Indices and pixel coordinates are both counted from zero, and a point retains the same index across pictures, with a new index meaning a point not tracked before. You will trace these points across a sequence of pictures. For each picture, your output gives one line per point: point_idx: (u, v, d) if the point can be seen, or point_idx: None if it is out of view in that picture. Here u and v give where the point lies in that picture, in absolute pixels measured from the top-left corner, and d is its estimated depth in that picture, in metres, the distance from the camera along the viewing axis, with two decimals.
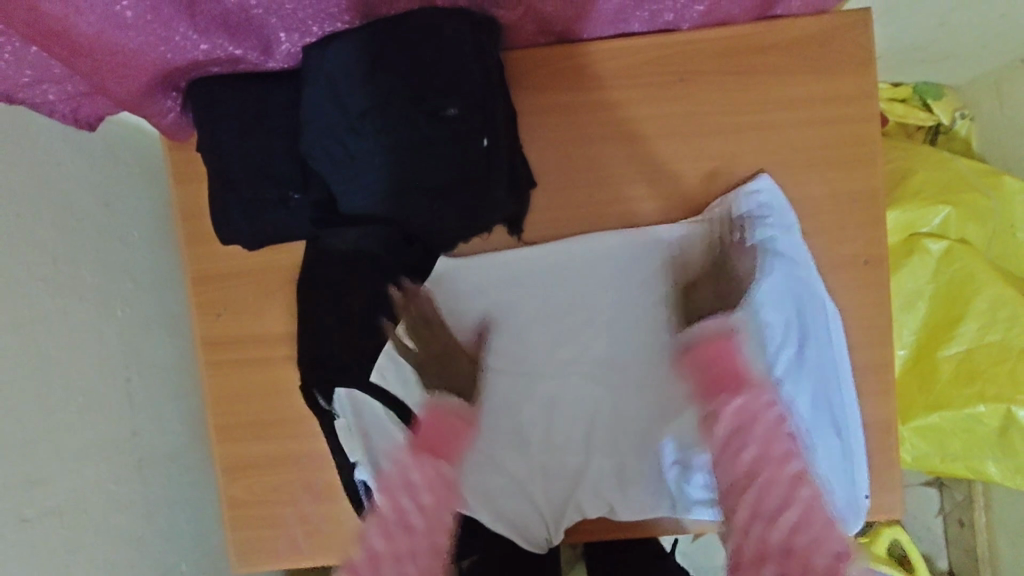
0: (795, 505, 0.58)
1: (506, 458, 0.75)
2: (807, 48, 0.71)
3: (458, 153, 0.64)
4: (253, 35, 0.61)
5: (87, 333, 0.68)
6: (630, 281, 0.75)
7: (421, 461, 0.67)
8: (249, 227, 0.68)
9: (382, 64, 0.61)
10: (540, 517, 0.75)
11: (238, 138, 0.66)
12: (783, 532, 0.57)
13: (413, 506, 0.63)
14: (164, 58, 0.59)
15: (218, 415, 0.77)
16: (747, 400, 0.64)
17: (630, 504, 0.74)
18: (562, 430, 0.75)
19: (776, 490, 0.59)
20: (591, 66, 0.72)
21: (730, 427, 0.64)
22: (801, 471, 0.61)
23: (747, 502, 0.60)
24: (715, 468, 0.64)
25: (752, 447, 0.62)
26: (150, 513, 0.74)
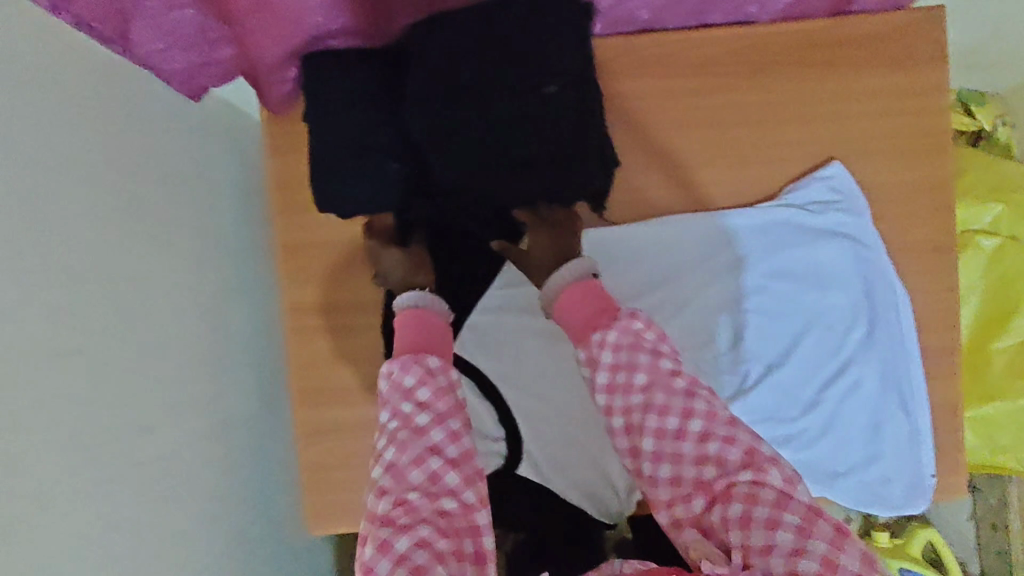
0: (694, 416, 0.55)
1: (581, 430, 0.78)
2: (881, 44, 0.75)
3: (554, 127, 0.67)
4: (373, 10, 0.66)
5: (187, 291, 0.71)
6: (710, 262, 0.76)
7: (411, 362, 0.62)
8: (345, 192, 0.71)
9: (491, 42, 0.66)
10: (611, 488, 0.78)
11: (345, 109, 0.69)
12: (694, 448, 0.54)
13: (415, 413, 0.60)
14: (299, 31, 0.66)
15: (300, 379, 0.79)
16: (623, 326, 0.60)
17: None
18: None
19: (675, 406, 0.56)
20: (674, 54, 0.75)
21: (614, 363, 0.59)
22: (688, 381, 0.57)
23: (649, 432, 0.56)
24: (612, 408, 0.59)
25: (639, 374, 0.58)
26: (232, 472, 0.76)
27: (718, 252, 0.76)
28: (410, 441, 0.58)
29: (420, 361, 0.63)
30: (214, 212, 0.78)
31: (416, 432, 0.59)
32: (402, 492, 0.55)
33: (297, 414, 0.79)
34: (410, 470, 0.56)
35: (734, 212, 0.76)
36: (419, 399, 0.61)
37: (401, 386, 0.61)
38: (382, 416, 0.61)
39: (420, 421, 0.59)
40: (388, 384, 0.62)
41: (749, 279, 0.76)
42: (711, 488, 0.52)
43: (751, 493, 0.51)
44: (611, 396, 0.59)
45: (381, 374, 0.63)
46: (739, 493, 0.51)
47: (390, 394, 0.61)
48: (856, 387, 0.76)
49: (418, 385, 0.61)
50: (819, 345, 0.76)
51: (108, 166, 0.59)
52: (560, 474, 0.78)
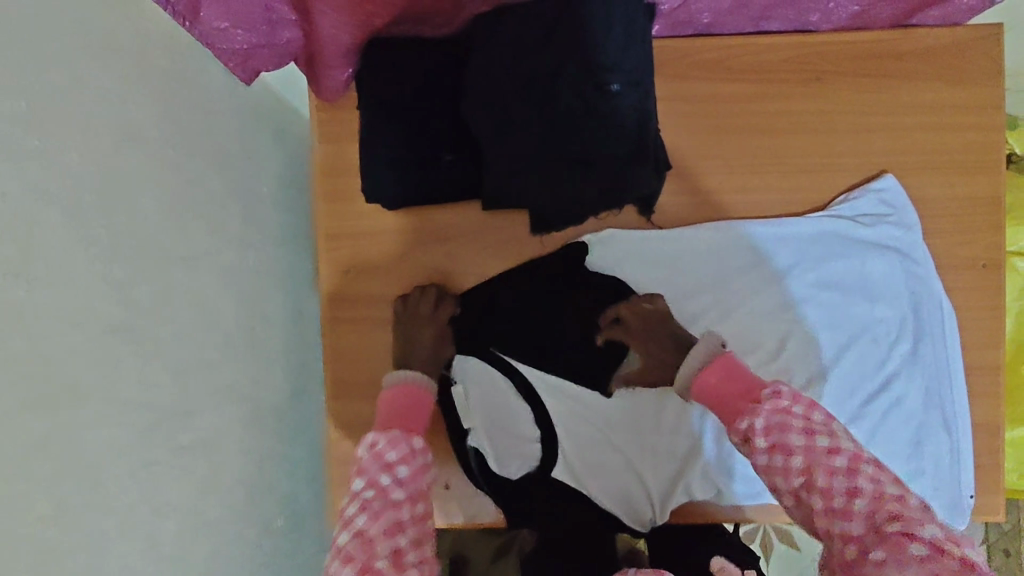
0: (860, 492, 0.50)
1: (619, 436, 0.77)
2: (940, 56, 0.74)
3: (617, 129, 0.65)
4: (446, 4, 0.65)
5: (229, 278, 0.70)
6: (757, 271, 0.76)
7: (398, 437, 0.62)
8: (398, 184, 0.71)
9: (558, 36, 0.63)
10: (646, 495, 0.77)
11: (402, 97, 0.69)
12: (857, 520, 0.49)
13: (391, 485, 0.59)
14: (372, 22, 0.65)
15: (337, 371, 0.78)
16: (773, 409, 0.56)
17: (734, 483, 0.77)
18: (673, 411, 0.77)
19: (836, 482, 0.51)
20: (732, 58, 0.75)
21: (771, 447, 0.55)
22: (848, 457, 0.52)
23: (816, 510, 0.51)
24: (778, 491, 0.55)
25: (796, 456, 0.53)
26: (262, 462, 0.75)
27: (765, 261, 0.76)
28: (383, 513, 0.57)
29: (406, 438, 0.63)
30: (258, 198, 0.77)
31: (390, 504, 0.58)
32: (367, 561, 0.53)
33: (330, 407, 0.78)
34: (378, 541, 0.55)
35: (783, 220, 0.75)
36: (398, 475, 0.60)
37: (382, 460, 0.61)
38: (358, 484, 0.60)
39: (395, 496, 0.59)
40: (370, 456, 0.61)
41: (795, 290, 0.76)
42: (867, 550, 0.47)
43: (903, 547, 0.46)
44: (772, 479, 0.55)
45: (363, 443, 0.63)
46: (895, 548, 0.46)
47: (370, 466, 0.61)
48: (898, 403, 0.75)
49: (400, 461, 0.61)
50: (862, 358, 0.75)
51: (165, 144, 0.59)
52: (595, 480, 0.77)
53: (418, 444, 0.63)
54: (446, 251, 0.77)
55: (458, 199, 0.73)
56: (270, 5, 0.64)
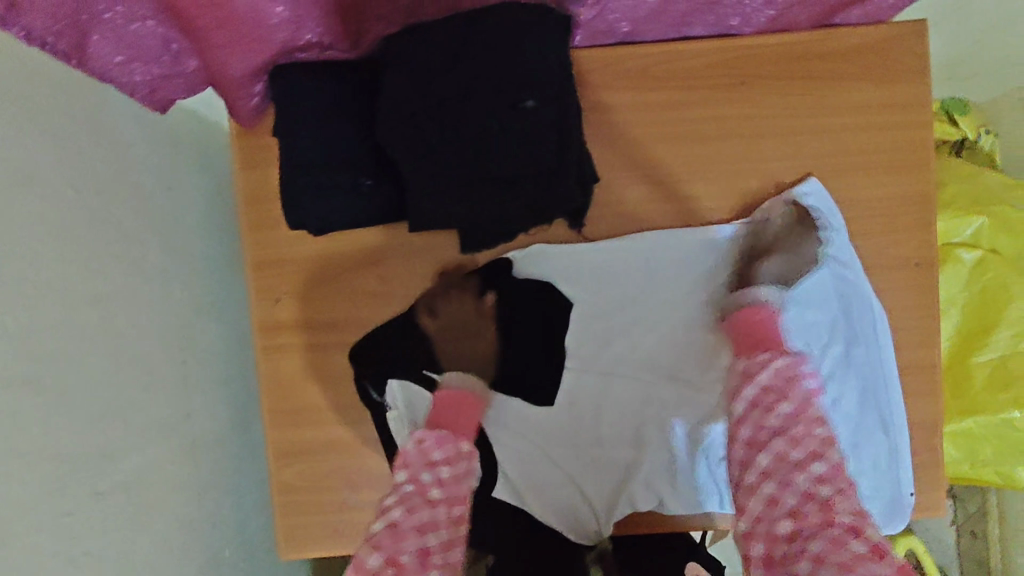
0: (819, 459, 0.63)
1: (558, 453, 0.77)
2: (864, 55, 0.73)
3: (534, 145, 0.65)
4: (348, 22, 0.64)
5: (150, 312, 0.68)
6: (684, 281, 0.76)
7: (447, 438, 0.69)
8: (319, 212, 0.69)
9: (465, 57, 0.63)
10: (590, 510, 0.76)
11: (314, 122, 0.66)
12: (807, 481, 0.62)
13: (430, 483, 0.66)
14: (274, 46, 0.63)
15: (271, 400, 0.77)
16: (792, 360, 0.69)
17: (681, 496, 0.75)
18: (612, 426, 0.76)
19: (807, 443, 0.64)
20: (652, 66, 0.74)
21: (769, 385, 0.68)
22: (805, 452, 0.64)
23: (771, 452, 0.64)
24: (744, 421, 0.68)
25: (785, 405, 0.66)
26: (201, 496, 0.74)
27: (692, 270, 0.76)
28: (420, 508, 0.63)
29: (453, 441, 0.70)
30: (180, 228, 0.75)
31: (427, 501, 0.64)
32: (395, 553, 0.58)
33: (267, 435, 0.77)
34: (410, 535, 0.60)
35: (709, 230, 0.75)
36: (439, 475, 0.67)
37: (428, 457, 0.68)
38: (402, 475, 0.67)
39: (433, 494, 0.65)
40: (416, 451, 0.68)
41: (723, 298, 0.77)
42: (804, 522, 0.59)
43: (842, 537, 0.56)
44: (750, 411, 0.67)
45: (412, 438, 0.69)
46: (830, 535, 0.57)
47: (413, 460, 0.68)
48: (835, 404, 0.76)
49: (444, 462, 0.68)
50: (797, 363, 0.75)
51: (66, 186, 0.57)
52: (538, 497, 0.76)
53: (464, 447, 0.70)
54: (379, 272, 0.76)
55: (382, 220, 0.72)
56: (167, 36, 0.61)
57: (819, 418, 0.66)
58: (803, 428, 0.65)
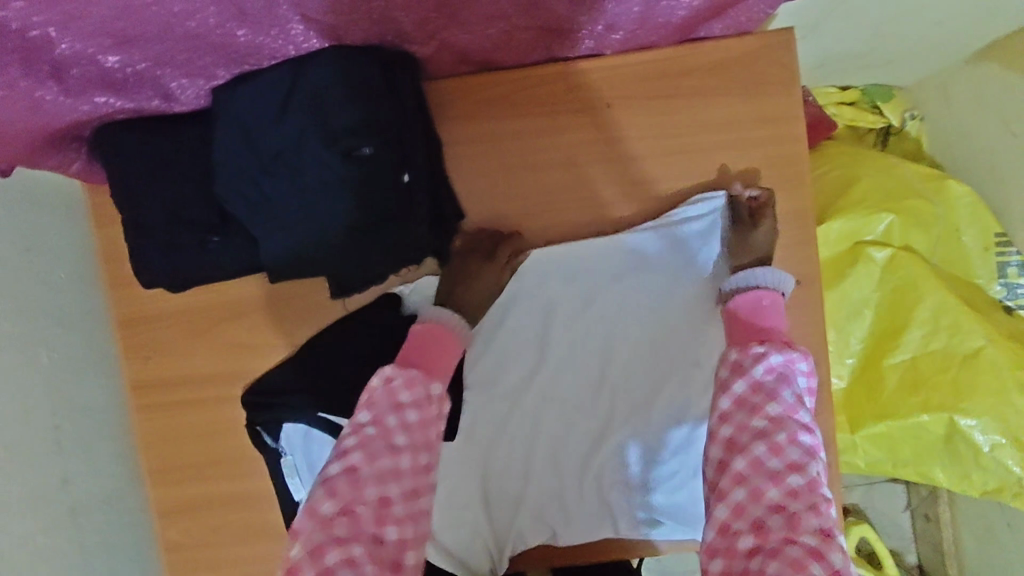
0: (799, 471, 0.53)
1: (455, 482, 0.74)
2: (730, 70, 0.70)
3: (381, 190, 0.62)
4: (147, 87, 0.60)
5: (7, 388, 0.66)
6: (574, 299, 0.74)
7: (416, 380, 0.61)
8: (169, 272, 0.66)
9: (291, 107, 0.60)
10: (482, 546, 0.74)
11: (151, 182, 0.64)
12: (778, 495, 0.52)
13: (396, 426, 0.58)
14: (58, 121, 0.60)
15: (151, 458, 0.76)
16: (788, 360, 0.60)
17: (570, 524, 0.74)
18: (505, 452, 0.75)
19: (789, 453, 0.54)
20: (513, 93, 0.71)
21: (743, 398, 0.59)
22: (786, 462, 0.53)
23: (748, 459, 0.54)
24: (717, 435, 0.58)
25: (761, 416, 0.57)
26: (88, 563, 0.73)
27: (582, 290, 0.74)
28: (380, 457, 0.57)
29: (423, 382, 0.61)
30: (43, 292, 0.72)
31: (391, 449, 0.57)
32: (352, 501, 0.54)
33: (153, 494, 0.76)
34: (367, 485, 0.55)
35: (598, 244, 0.72)
36: (405, 420, 0.59)
37: (395, 399, 0.60)
38: (364, 415, 0.59)
39: (398, 439, 0.58)
40: (382, 393, 0.60)
41: (615, 314, 0.74)
42: (767, 537, 0.50)
43: (802, 559, 0.47)
44: (723, 423, 0.59)
45: (379, 373, 0.61)
46: (789, 556, 0.47)
47: (380, 400, 0.59)
48: None
49: (411, 406, 0.60)
50: (693, 380, 0.73)
51: None
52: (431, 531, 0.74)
53: (435, 391, 0.61)
54: (254, 321, 0.75)
55: (243, 273, 0.69)
56: None
57: (806, 428, 0.56)
58: (784, 438, 0.55)
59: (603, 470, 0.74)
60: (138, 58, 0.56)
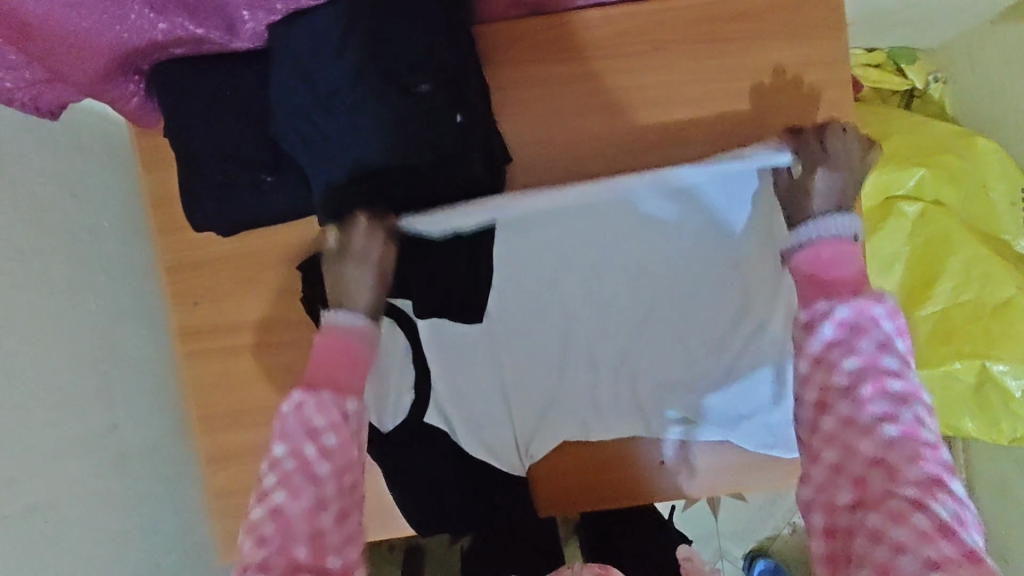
0: (893, 417, 0.50)
1: (489, 383, 0.77)
2: (776, 16, 0.71)
3: (434, 129, 0.62)
4: (214, 15, 0.58)
5: (60, 326, 0.66)
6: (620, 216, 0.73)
7: (328, 401, 0.56)
8: (221, 211, 0.67)
9: (349, 42, 0.60)
10: (515, 442, 0.77)
11: (208, 120, 0.65)
12: (873, 448, 0.49)
13: (316, 457, 0.54)
14: (123, 38, 0.58)
15: (198, 404, 0.77)
16: (859, 307, 0.54)
17: (601, 424, 0.77)
18: (539, 357, 0.77)
19: (878, 402, 0.51)
20: (562, 35, 0.72)
21: (832, 343, 0.54)
22: (878, 413, 0.50)
23: (837, 414, 0.52)
24: (806, 381, 0.55)
25: (852, 358, 0.53)
26: (135, 506, 0.73)
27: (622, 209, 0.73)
28: (305, 491, 0.52)
29: (336, 402, 0.57)
30: (87, 236, 0.72)
31: (312, 480, 0.53)
32: (283, 547, 0.50)
33: (200, 440, 0.77)
34: (297, 524, 0.51)
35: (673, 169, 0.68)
36: (326, 444, 0.54)
37: (309, 424, 0.55)
38: (279, 448, 0.54)
39: (319, 469, 0.53)
40: (296, 419, 0.55)
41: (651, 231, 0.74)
42: (868, 490, 0.48)
43: (905, 511, 0.46)
44: (812, 369, 0.54)
45: (290, 398, 0.56)
46: (891, 508, 0.46)
47: (294, 429, 0.54)
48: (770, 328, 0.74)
49: (329, 429, 0.55)
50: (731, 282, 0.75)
51: None
52: (469, 430, 0.77)
53: (350, 407, 0.57)
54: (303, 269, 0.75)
55: (295, 216, 0.70)
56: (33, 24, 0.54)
57: (892, 371, 0.52)
58: (867, 390, 0.51)
59: (637, 370, 0.77)
60: None
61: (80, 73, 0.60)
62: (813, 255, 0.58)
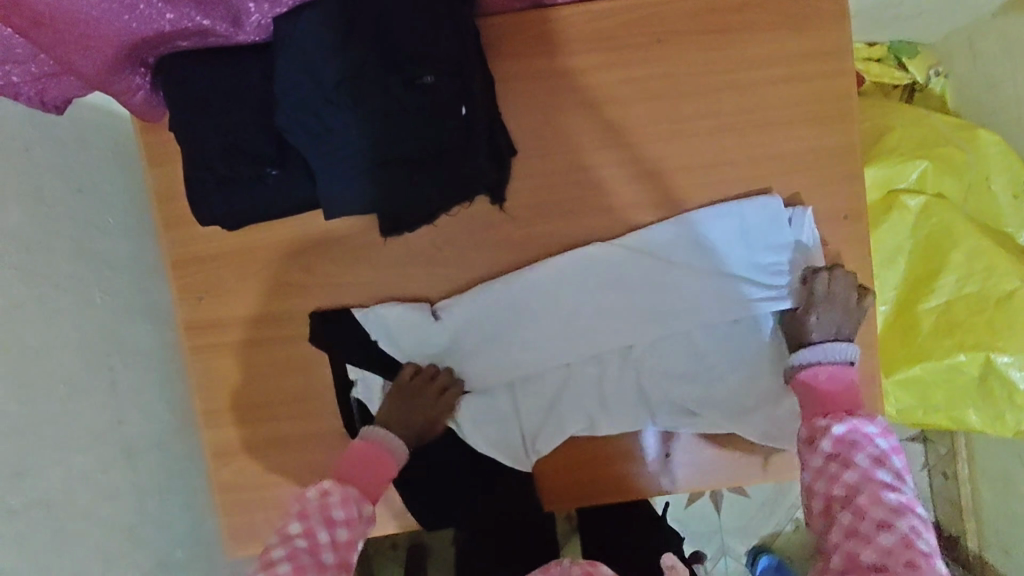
0: (891, 527, 0.52)
1: (494, 378, 0.77)
2: (780, 6, 0.71)
3: (438, 121, 0.63)
4: (221, 5, 0.59)
5: (66, 321, 0.66)
6: (639, 233, 0.74)
7: (350, 498, 0.62)
8: (227, 203, 0.67)
9: (354, 35, 0.60)
10: (520, 438, 0.77)
11: (213, 113, 0.65)
12: (874, 553, 0.51)
13: (326, 544, 0.57)
14: (131, 28, 0.56)
15: (204, 399, 0.77)
16: (852, 426, 0.60)
17: (607, 417, 0.76)
18: (543, 353, 0.76)
19: (875, 511, 0.54)
20: (565, 28, 0.72)
21: (832, 454, 0.59)
22: (875, 518, 0.53)
23: (839, 525, 0.55)
24: (812, 492, 0.59)
25: (851, 471, 0.57)
26: (142, 502, 0.73)
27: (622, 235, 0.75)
28: (310, 572, 0.55)
29: (357, 501, 0.62)
30: (93, 232, 0.72)
31: (318, 565, 0.56)
32: None
33: (206, 436, 0.77)
34: None
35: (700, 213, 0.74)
36: (337, 536, 0.59)
37: (326, 513, 0.60)
38: (294, 526, 0.58)
39: (325, 558, 0.57)
40: (316, 504, 0.60)
41: (689, 265, 0.75)
42: None
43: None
44: (816, 480, 0.59)
45: (317, 487, 0.62)
46: None
47: (314, 513, 0.59)
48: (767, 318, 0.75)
49: (343, 522, 0.60)
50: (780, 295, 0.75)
51: None
52: (474, 424, 0.77)
53: (366, 511, 0.63)
54: (310, 263, 0.75)
55: (299, 209, 0.71)
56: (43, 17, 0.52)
57: (890, 486, 0.56)
58: (863, 501, 0.55)
59: (641, 363, 0.76)
60: None
61: (87, 64, 0.58)
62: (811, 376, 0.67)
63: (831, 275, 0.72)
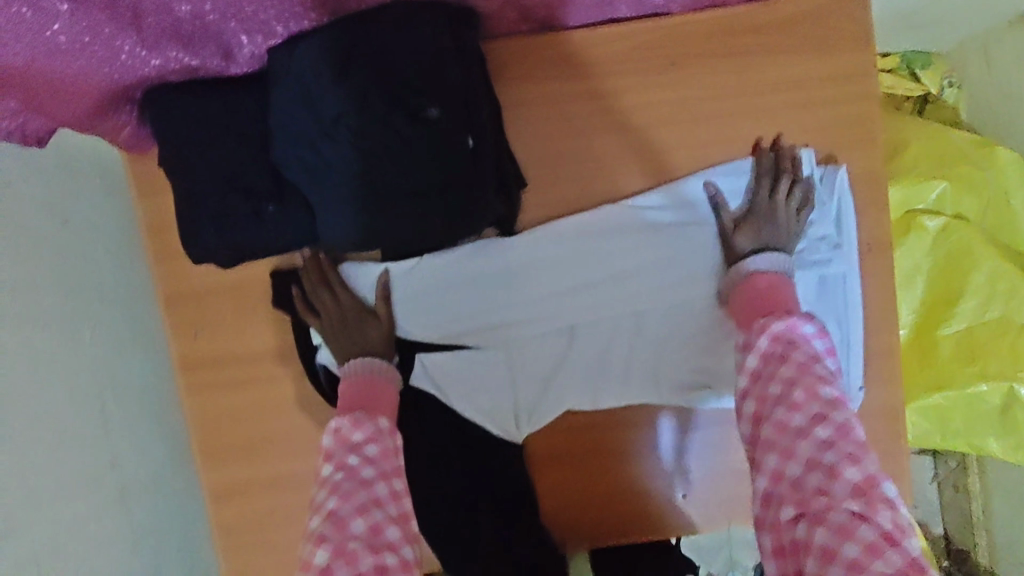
0: (826, 422, 0.52)
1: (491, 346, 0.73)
2: (800, 28, 0.68)
3: (444, 155, 0.59)
4: (210, 42, 0.57)
5: (59, 363, 0.63)
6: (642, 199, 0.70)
7: (362, 420, 0.63)
8: (222, 244, 0.63)
9: (353, 66, 0.57)
10: (516, 409, 0.73)
11: (206, 147, 0.61)
12: (811, 451, 0.51)
13: (359, 463, 0.60)
14: (112, 77, 0.57)
15: (203, 437, 0.74)
16: (790, 325, 0.60)
17: (610, 391, 0.73)
18: (543, 321, 0.72)
19: (810, 407, 0.53)
20: (575, 52, 0.69)
21: (767, 353, 0.59)
22: (810, 416, 0.53)
23: (772, 422, 0.54)
24: (749, 396, 0.58)
25: (787, 367, 0.56)
26: (141, 546, 0.70)
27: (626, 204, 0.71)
28: (356, 491, 0.57)
29: (370, 419, 0.63)
30: (82, 269, 0.69)
31: (361, 482, 0.58)
32: (341, 541, 0.53)
33: (206, 475, 0.74)
34: (352, 519, 0.55)
35: (719, 169, 0.70)
36: (366, 453, 0.61)
37: (349, 442, 0.62)
38: (327, 468, 0.60)
39: (364, 474, 0.59)
40: (335, 441, 0.62)
41: (695, 235, 0.71)
42: (809, 504, 0.48)
43: (849, 525, 0.46)
44: (754, 382, 0.59)
45: (328, 429, 0.63)
46: (835, 522, 0.46)
47: (336, 449, 0.61)
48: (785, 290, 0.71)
49: (368, 441, 0.62)
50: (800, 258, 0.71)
51: None
52: (462, 395, 0.73)
53: (384, 425, 0.63)
54: None
55: (299, 245, 0.67)
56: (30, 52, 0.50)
57: (824, 378, 0.55)
58: (799, 396, 0.54)
59: (649, 334, 0.72)
60: (208, 7, 0.53)
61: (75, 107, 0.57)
62: (758, 283, 0.65)
63: (793, 188, 0.68)
